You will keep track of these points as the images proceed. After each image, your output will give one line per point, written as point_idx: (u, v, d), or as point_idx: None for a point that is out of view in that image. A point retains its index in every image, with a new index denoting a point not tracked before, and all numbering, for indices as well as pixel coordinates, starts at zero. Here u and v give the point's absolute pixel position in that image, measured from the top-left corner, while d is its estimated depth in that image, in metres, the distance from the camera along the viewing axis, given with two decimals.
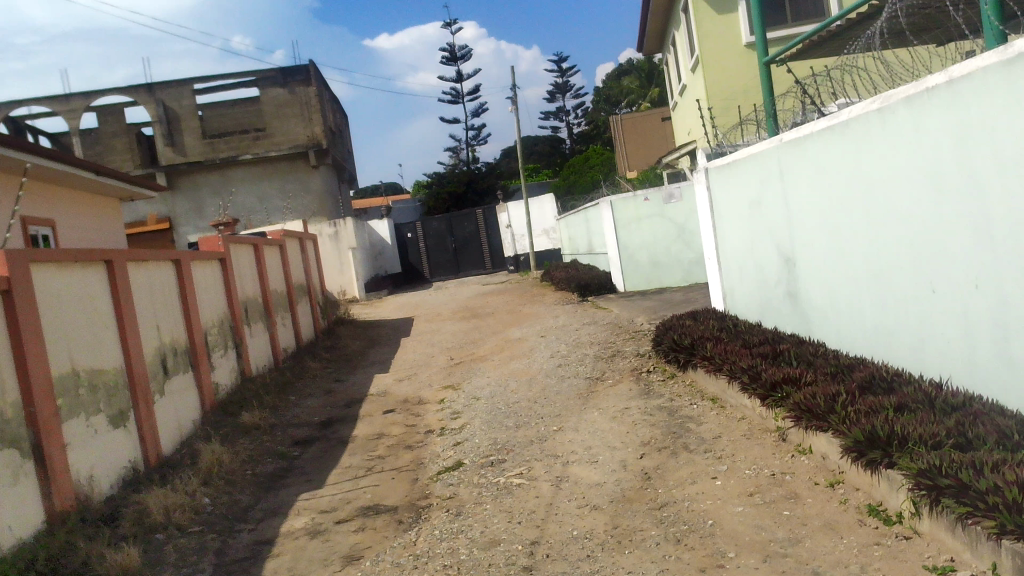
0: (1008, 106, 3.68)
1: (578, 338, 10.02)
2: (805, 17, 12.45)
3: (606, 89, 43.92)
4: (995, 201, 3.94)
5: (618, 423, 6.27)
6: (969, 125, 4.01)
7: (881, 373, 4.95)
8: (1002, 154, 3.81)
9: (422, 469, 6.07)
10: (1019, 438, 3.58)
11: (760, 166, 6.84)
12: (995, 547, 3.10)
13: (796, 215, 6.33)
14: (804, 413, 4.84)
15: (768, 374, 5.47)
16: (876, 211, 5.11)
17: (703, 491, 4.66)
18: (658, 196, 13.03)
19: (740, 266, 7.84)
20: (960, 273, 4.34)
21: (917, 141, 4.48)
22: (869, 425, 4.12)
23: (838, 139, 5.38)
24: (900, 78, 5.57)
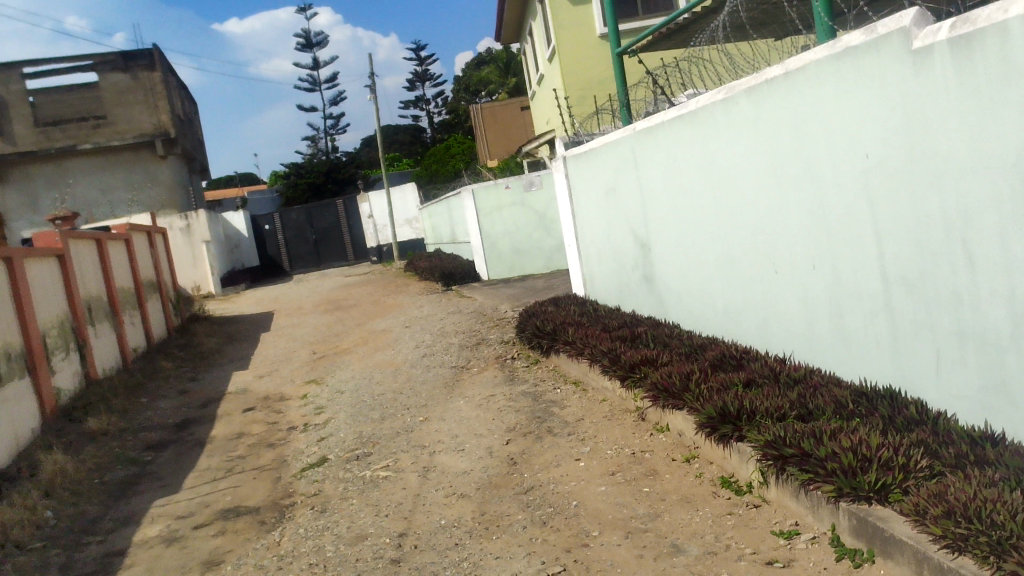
0: (838, 96, 3.95)
1: (442, 327, 10.02)
2: (657, 11, 12.92)
3: (465, 78, 43.90)
4: (829, 187, 4.21)
5: (484, 410, 6.32)
6: (803, 114, 4.27)
7: (731, 351, 5.19)
8: (834, 142, 4.07)
9: (285, 467, 5.90)
10: (854, 407, 3.86)
11: (615, 154, 7.03)
12: (834, 509, 3.32)
13: (649, 201, 6.54)
14: (661, 392, 5.01)
15: (627, 356, 5.63)
16: (723, 196, 5.34)
17: (567, 473, 4.77)
18: (519, 184, 13.16)
19: (599, 253, 8.03)
20: (799, 255, 4.61)
21: (758, 130, 4.73)
22: (720, 401, 4.31)
23: (687, 128, 5.60)
24: (741, 71, 5.86)
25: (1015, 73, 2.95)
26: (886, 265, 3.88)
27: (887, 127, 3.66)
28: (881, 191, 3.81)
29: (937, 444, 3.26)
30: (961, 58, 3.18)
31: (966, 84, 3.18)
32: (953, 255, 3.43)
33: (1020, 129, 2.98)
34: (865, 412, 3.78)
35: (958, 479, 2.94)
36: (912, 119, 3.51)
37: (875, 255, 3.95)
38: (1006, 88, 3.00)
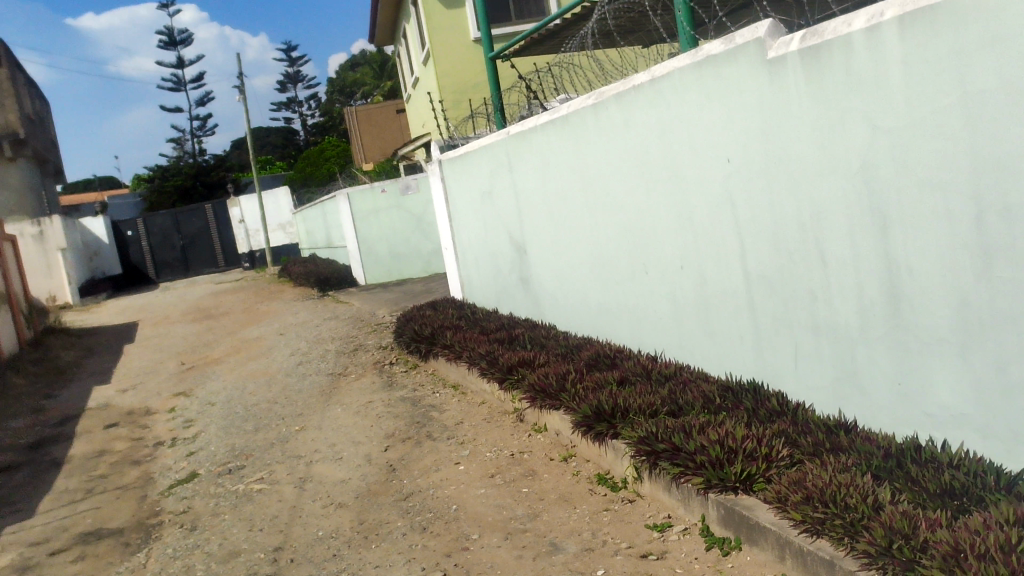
0: (701, 102, 4.11)
1: (318, 334, 9.81)
2: (529, 16, 13.10)
3: (338, 79, 43.16)
4: (694, 191, 4.37)
5: (362, 417, 6.23)
6: (669, 119, 4.41)
7: (605, 351, 5.31)
8: (698, 147, 4.23)
9: (151, 484, 5.62)
10: (721, 401, 4.02)
11: (490, 157, 7.07)
12: (703, 501, 3.45)
13: (524, 204, 6.61)
14: (538, 393, 5.07)
15: (505, 359, 5.66)
16: (595, 199, 5.46)
17: (447, 477, 4.76)
18: (395, 187, 13.05)
19: (476, 256, 8.06)
20: (667, 255, 4.77)
21: (627, 135, 4.87)
22: (595, 400, 4.40)
23: (559, 132, 5.70)
24: (610, 77, 6.01)
25: (858, 83, 3.15)
26: (748, 265, 4.06)
27: (747, 132, 3.84)
28: (741, 194, 3.98)
29: (796, 434, 3.44)
30: (811, 68, 3.37)
31: (816, 92, 3.37)
32: (807, 254, 3.63)
33: (865, 135, 3.19)
34: (731, 406, 3.94)
35: (816, 466, 3.10)
36: (768, 125, 3.69)
37: (737, 255, 4.13)
38: (851, 96, 3.20)
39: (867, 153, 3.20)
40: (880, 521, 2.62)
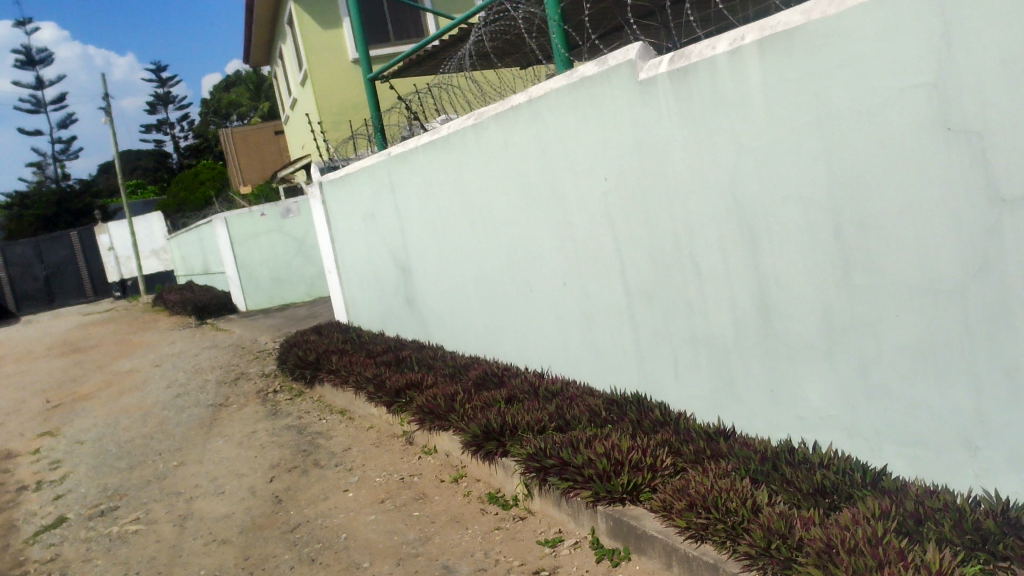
0: (578, 121, 4.20)
1: (196, 364, 9.43)
2: (407, 37, 13.10)
3: (212, 100, 41.89)
4: (573, 209, 4.46)
5: (245, 448, 6.02)
6: (548, 139, 4.50)
7: (493, 370, 5.33)
8: (576, 166, 4.33)
9: (14, 533, 5.25)
10: (606, 414, 4.09)
11: (371, 178, 7.00)
12: (592, 513, 3.49)
13: (407, 225, 6.58)
14: (426, 415, 5.03)
15: (392, 382, 5.60)
16: (477, 219, 5.49)
17: (336, 505, 4.65)
18: (275, 211, 12.75)
19: (360, 278, 7.95)
20: (550, 273, 4.83)
21: (507, 155, 4.93)
22: (484, 419, 4.40)
23: (441, 153, 5.71)
24: (488, 98, 6.07)
25: (723, 104, 3.30)
26: (627, 280, 4.16)
27: (622, 151, 3.95)
28: (619, 211, 4.09)
29: (679, 442, 3.55)
30: (680, 89, 3.51)
31: (685, 112, 3.51)
32: (683, 267, 3.76)
33: (732, 153, 3.34)
34: (617, 418, 4.01)
35: (698, 473, 3.20)
36: (642, 145, 3.81)
37: (617, 271, 4.23)
38: (718, 116, 3.34)
39: (735, 170, 3.34)
40: (759, 523, 2.72)
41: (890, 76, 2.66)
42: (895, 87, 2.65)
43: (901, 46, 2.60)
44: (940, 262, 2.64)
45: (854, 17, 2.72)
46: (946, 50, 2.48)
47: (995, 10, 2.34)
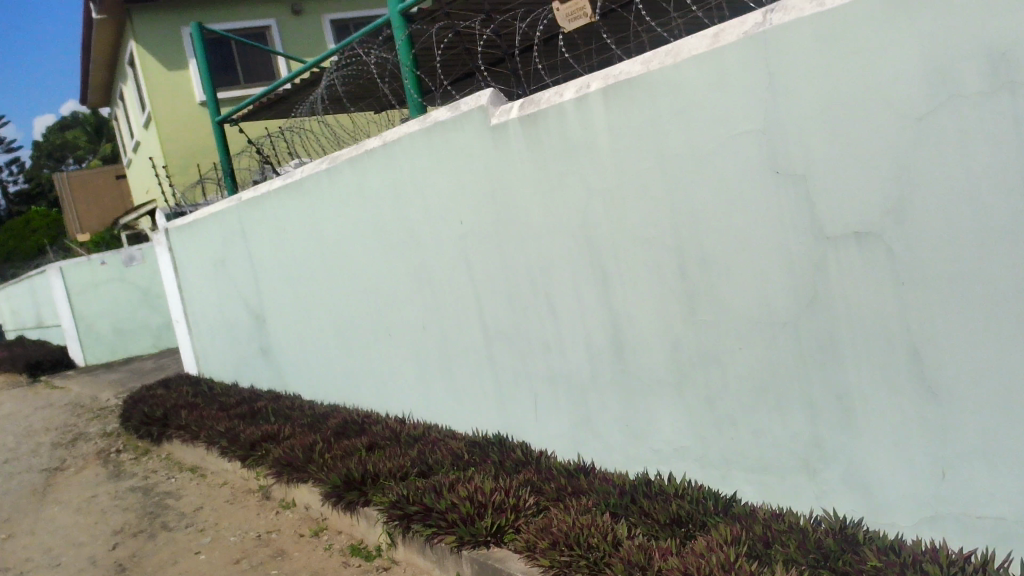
0: (432, 165, 4.24)
1: (27, 425, 8.73)
2: (258, 80, 12.85)
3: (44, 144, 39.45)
4: (430, 252, 4.46)
5: (85, 515, 5.59)
6: (403, 183, 4.50)
7: (353, 417, 5.21)
8: (432, 210, 4.35)
9: None
10: (469, 456, 4.07)
11: (221, 224, 6.77)
12: (457, 559, 3.44)
13: (260, 271, 6.39)
14: (284, 467, 4.84)
15: (247, 435, 5.36)
16: (333, 264, 5.40)
17: (186, 569, 4.38)
18: (117, 259, 12.08)
19: (211, 328, 7.63)
20: (409, 316, 4.81)
21: (362, 199, 4.90)
22: (344, 468, 4.28)
23: (294, 198, 5.60)
24: (343, 142, 6.03)
25: (572, 149, 3.42)
26: (486, 322, 4.20)
27: (476, 194, 4.00)
28: (475, 253, 4.13)
29: (541, 481, 3.58)
30: (530, 134, 3.61)
31: (535, 156, 3.61)
32: (539, 308, 3.83)
33: (581, 195, 3.45)
34: (479, 460, 4.00)
35: (560, 511, 3.23)
36: (496, 189, 3.88)
37: (475, 313, 4.26)
38: (568, 160, 3.46)
39: (585, 212, 3.46)
40: (619, 557, 2.77)
41: (723, 123, 2.84)
42: (727, 133, 2.83)
43: (732, 95, 2.78)
44: (774, 296, 2.81)
45: (689, 68, 2.90)
46: (771, 100, 2.67)
47: (811, 63, 2.54)
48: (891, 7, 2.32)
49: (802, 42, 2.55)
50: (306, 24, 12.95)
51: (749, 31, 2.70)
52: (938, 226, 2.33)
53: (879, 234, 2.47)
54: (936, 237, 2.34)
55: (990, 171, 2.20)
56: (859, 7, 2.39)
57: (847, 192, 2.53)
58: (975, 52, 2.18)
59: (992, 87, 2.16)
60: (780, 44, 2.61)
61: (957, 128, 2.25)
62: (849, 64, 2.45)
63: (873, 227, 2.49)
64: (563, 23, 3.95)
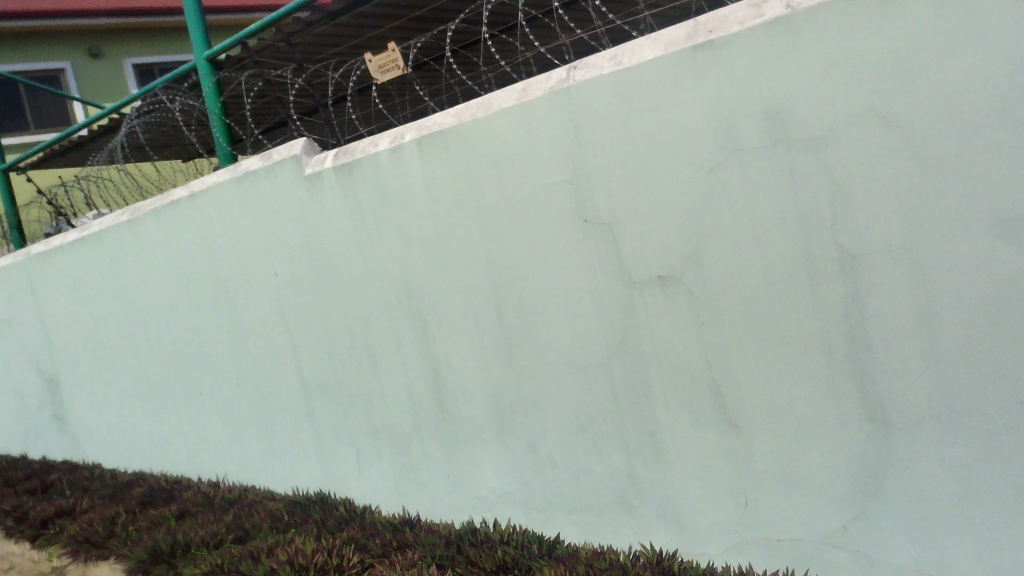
0: (244, 216, 4.10)
1: None
2: (51, 126, 12.00)
3: None
4: (243, 305, 4.29)
5: None
6: (213, 234, 4.33)
7: (161, 485, 4.84)
8: (244, 261, 4.19)
9: None
10: (288, 517, 3.86)
11: (6, 281, 6.19)
12: None
13: (52, 331, 5.88)
14: (81, 545, 4.31)
15: (37, 512, 4.83)
16: (136, 320, 5.07)
17: None
18: None
19: None
20: (221, 373, 4.58)
21: (167, 252, 4.65)
22: (151, 541, 3.89)
23: (91, 251, 5.23)
24: (146, 192, 5.72)
25: (388, 198, 3.43)
26: (304, 376, 4.07)
27: (291, 244, 3.91)
28: (291, 305, 4.01)
29: (365, 538, 3.44)
30: (345, 184, 3.58)
31: (351, 206, 3.58)
32: (359, 360, 3.76)
33: (399, 244, 3.45)
34: (300, 521, 3.81)
35: (385, 567, 3.11)
36: (312, 239, 3.81)
37: (292, 366, 4.13)
38: (384, 210, 3.46)
39: (402, 261, 3.46)
40: None
41: (534, 173, 2.94)
42: (538, 183, 2.94)
43: (541, 147, 2.90)
44: (587, 339, 2.91)
45: (499, 121, 2.99)
46: (577, 152, 2.80)
47: (611, 117, 2.69)
48: (679, 68, 2.51)
49: (603, 98, 2.70)
50: (106, 68, 12.28)
51: (554, 87, 2.83)
52: (730, 270, 2.50)
53: (679, 278, 2.63)
54: (728, 280, 2.51)
55: (770, 218, 2.40)
56: (651, 67, 2.56)
57: (649, 238, 2.68)
58: (752, 110, 2.38)
59: (769, 142, 2.37)
60: (582, 100, 2.75)
61: (741, 179, 2.44)
62: (646, 120, 2.61)
63: (674, 271, 2.64)
64: (375, 74, 3.97)
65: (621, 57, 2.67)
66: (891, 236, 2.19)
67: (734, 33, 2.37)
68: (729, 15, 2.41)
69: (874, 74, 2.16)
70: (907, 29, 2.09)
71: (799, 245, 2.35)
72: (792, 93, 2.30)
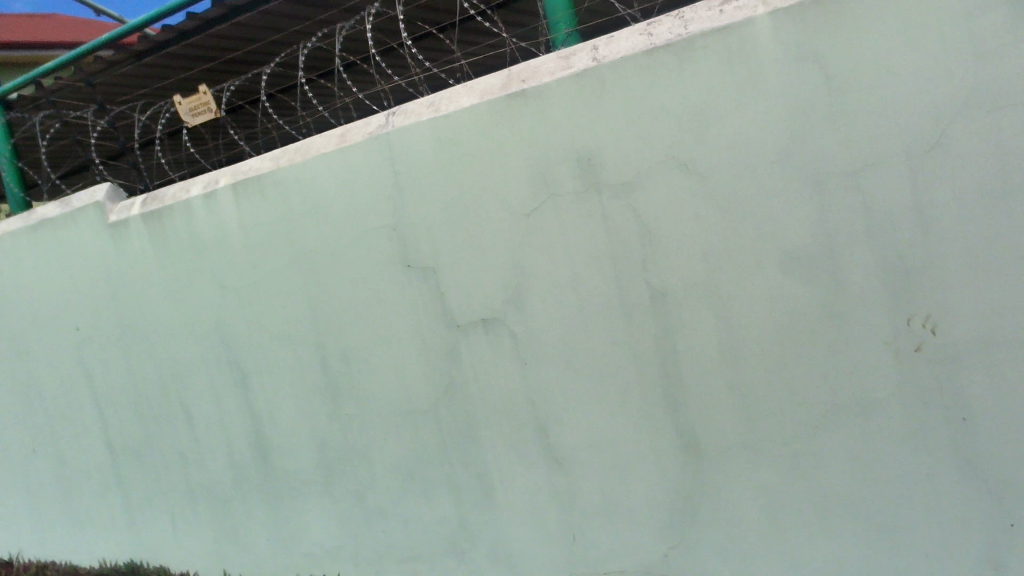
0: (40, 266, 3.80)
1: None
2: None
3: None
4: (39, 363, 3.95)
5: None
6: (3, 286, 3.97)
7: None
8: (40, 315, 3.87)
9: None
10: None
11: None
12: None
13: None
14: None
15: None
16: None
17: None
18: None
19: None
20: (15, 438, 4.18)
21: None
22: None
23: None
24: None
25: (202, 246, 3.29)
26: (111, 436, 3.78)
27: (94, 296, 3.65)
28: (96, 362, 3.74)
29: None
30: (154, 231, 3.40)
31: (162, 255, 3.40)
32: (173, 416, 3.54)
33: (215, 294, 3.30)
34: None
35: None
36: (118, 290, 3.57)
37: (97, 427, 3.82)
38: (198, 259, 3.31)
39: (219, 311, 3.31)
40: None
41: (355, 219, 2.91)
42: (359, 229, 2.91)
43: (362, 193, 2.88)
44: (414, 384, 2.89)
45: (318, 167, 2.95)
46: (398, 197, 2.81)
47: (431, 163, 2.72)
48: (494, 116, 2.57)
49: (422, 144, 2.73)
50: None
51: (373, 132, 2.83)
52: (549, 311, 2.57)
53: (501, 321, 2.67)
54: (548, 321, 2.58)
55: (586, 260, 2.49)
56: (468, 115, 2.62)
57: (472, 282, 2.71)
58: (565, 158, 2.47)
59: (582, 187, 2.46)
60: (402, 146, 2.76)
61: (557, 223, 2.52)
62: (465, 166, 2.65)
63: (496, 313, 2.68)
64: (187, 117, 3.82)
65: (439, 105, 2.71)
66: (695, 275, 2.32)
67: (545, 84, 2.47)
68: (541, 66, 2.52)
69: (673, 124, 2.29)
70: (699, 82, 2.24)
71: (614, 285, 2.45)
72: (601, 141, 2.41)
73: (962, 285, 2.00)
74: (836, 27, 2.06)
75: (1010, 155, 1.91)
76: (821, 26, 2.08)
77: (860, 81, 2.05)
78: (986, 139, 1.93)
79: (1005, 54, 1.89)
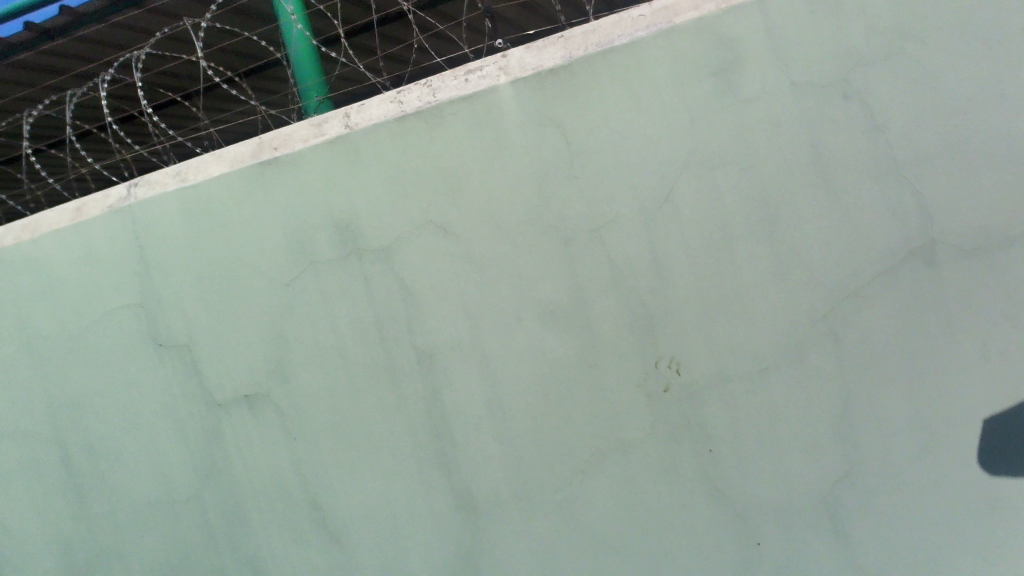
0: None
1: None
2: None
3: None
4: None
5: None
6: None
7: None
8: None
9: None
10: None
11: None
12: None
13: None
14: None
15: None
16: None
17: None
18: None
19: None
20: None
21: None
22: None
23: None
24: None
25: None
26: None
27: None
28: None
29: None
30: None
31: None
32: None
33: None
34: None
35: None
36: None
37: None
38: None
39: None
40: None
41: (95, 299, 2.69)
42: (102, 309, 2.69)
43: (103, 270, 2.67)
44: (171, 472, 2.69)
45: (50, 245, 2.71)
46: (144, 273, 2.63)
47: (179, 235, 2.58)
48: (245, 185, 2.50)
49: (169, 216, 2.59)
50: None
51: (113, 206, 2.65)
52: (315, 382, 2.51)
53: (266, 395, 2.56)
54: (314, 392, 2.51)
55: (350, 327, 2.46)
56: (218, 184, 2.52)
57: (231, 358, 2.58)
58: (322, 224, 2.44)
59: (342, 254, 2.44)
60: (146, 218, 2.61)
61: (319, 291, 2.47)
62: (218, 237, 2.54)
63: (260, 388, 2.57)
64: None
65: (186, 174, 2.58)
66: (459, 335, 2.37)
67: (298, 151, 2.43)
68: (292, 133, 2.48)
69: (427, 188, 2.34)
70: (450, 147, 2.31)
71: (380, 349, 2.44)
72: (358, 206, 2.41)
73: (695, 328, 2.18)
74: (571, 95, 2.21)
75: (726, 207, 2.13)
76: (558, 95, 2.22)
77: (596, 144, 2.21)
78: (707, 194, 2.14)
79: (717, 119, 2.12)
